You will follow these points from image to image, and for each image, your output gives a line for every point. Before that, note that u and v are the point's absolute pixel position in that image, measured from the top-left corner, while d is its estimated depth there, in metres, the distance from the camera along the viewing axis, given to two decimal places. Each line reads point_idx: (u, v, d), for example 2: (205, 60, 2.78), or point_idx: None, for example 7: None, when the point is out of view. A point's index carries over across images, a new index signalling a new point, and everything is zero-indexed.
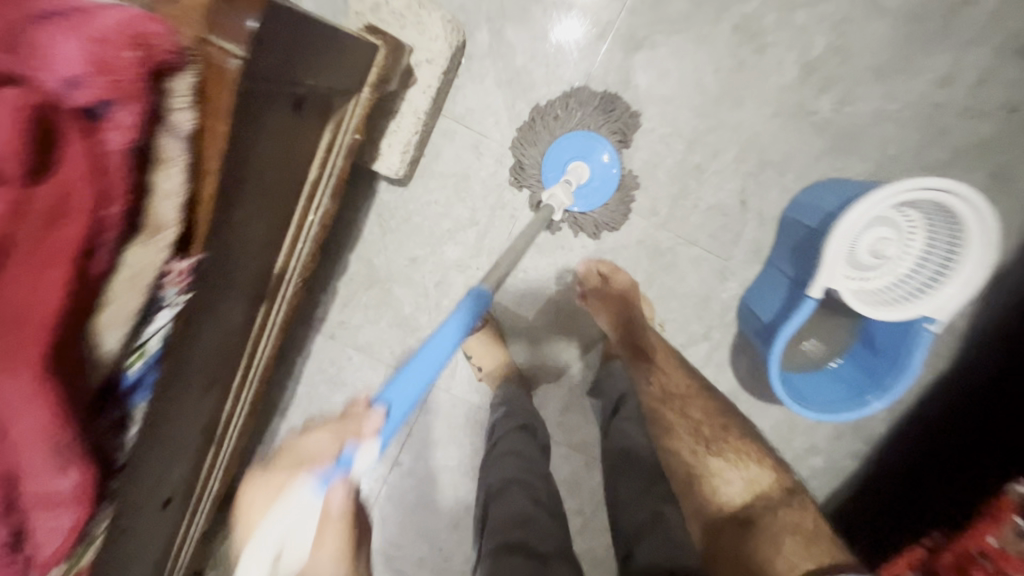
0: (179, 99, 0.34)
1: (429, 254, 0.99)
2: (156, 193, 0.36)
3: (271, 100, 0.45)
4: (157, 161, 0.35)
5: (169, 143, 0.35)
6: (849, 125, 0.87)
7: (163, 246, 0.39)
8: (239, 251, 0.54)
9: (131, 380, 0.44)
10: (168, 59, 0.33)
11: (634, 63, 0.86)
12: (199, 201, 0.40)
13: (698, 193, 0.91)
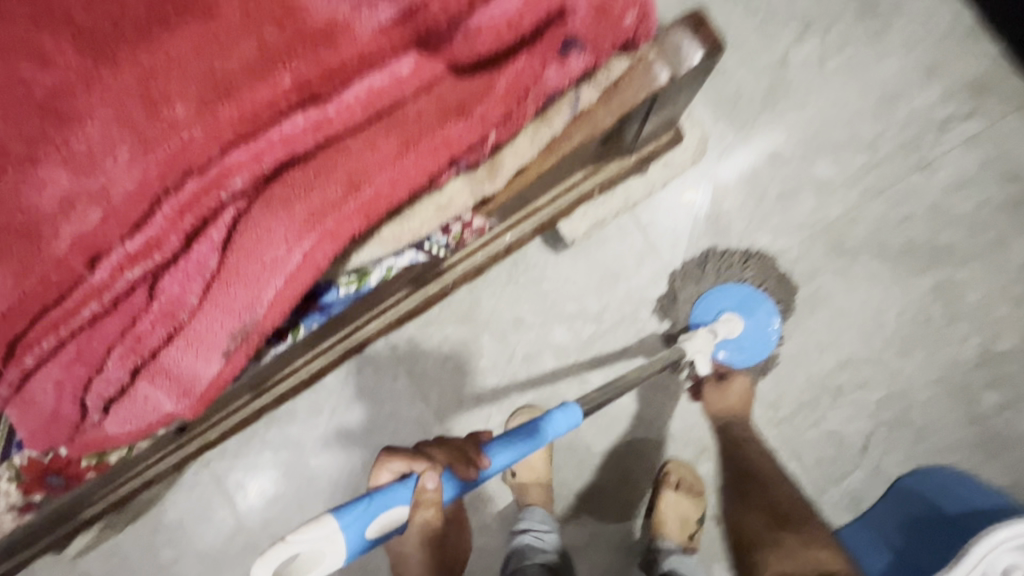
0: (604, 77, 0.34)
1: (537, 323, 0.93)
2: (511, 147, 0.35)
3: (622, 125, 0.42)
4: (540, 117, 0.35)
5: (563, 106, 0.35)
6: (1002, 432, 0.81)
7: (473, 197, 0.35)
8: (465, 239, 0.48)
9: (329, 299, 0.38)
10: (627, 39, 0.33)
11: (828, 264, 0.84)
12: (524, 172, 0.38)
13: (826, 412, 0.84)
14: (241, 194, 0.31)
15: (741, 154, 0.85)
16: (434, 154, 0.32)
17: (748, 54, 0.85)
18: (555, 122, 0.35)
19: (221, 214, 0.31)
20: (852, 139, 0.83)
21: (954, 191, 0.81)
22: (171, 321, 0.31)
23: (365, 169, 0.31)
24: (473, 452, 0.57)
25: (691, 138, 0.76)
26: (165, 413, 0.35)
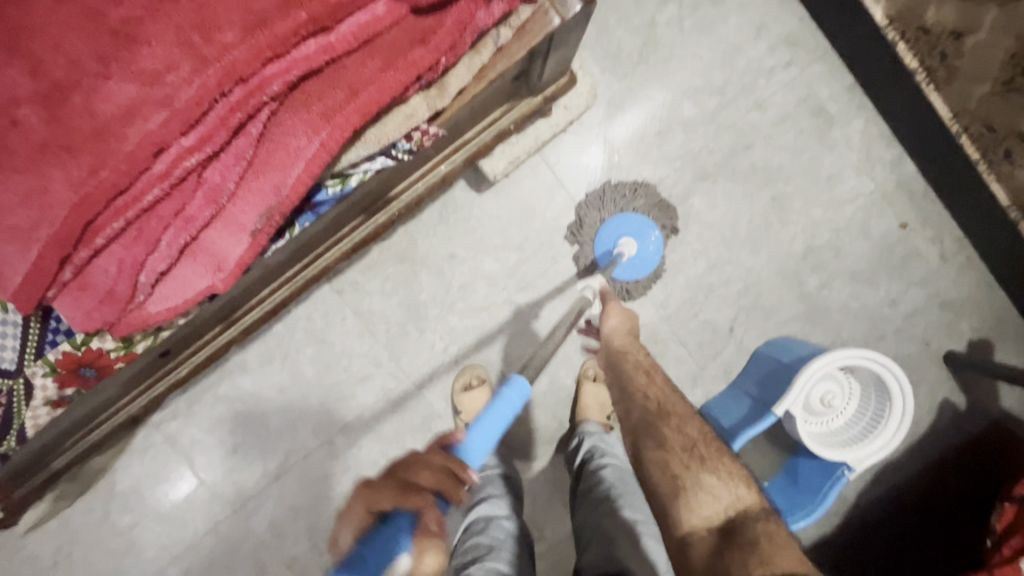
0: (515, 21, 0.47)
1: (468, 257, 1.06)
2: (452, 71, 0.47)
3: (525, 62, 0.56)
4: (472, 50, 0.47)
5: (487, 43, 0.48)
6: (822, 304, 1.08)
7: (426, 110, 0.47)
8: (414, 160, 0.61)
9: (322, 197, 0.49)
10: None
11: (695, 188, 1.05)
12: (462, 94, 0.51)
13: (701, 305, 1.08)
14: (274, 98, 0.40)
15: (624, 100, 1.03)
16: (400, 72, 0.42)
17: (625, 16, 1.02)
18: (482, 53, 0.48)
19: (259, 114, 0.40)
20: (707, 86, 1.04)
21: (781, 124, 1.05)
22: (217, 202, 0.41)
23: (352, 86, 0.42)
24: (458, 471, 0.49)
25: (583, 86, 0.93)
26: (197, 288, 0.45)
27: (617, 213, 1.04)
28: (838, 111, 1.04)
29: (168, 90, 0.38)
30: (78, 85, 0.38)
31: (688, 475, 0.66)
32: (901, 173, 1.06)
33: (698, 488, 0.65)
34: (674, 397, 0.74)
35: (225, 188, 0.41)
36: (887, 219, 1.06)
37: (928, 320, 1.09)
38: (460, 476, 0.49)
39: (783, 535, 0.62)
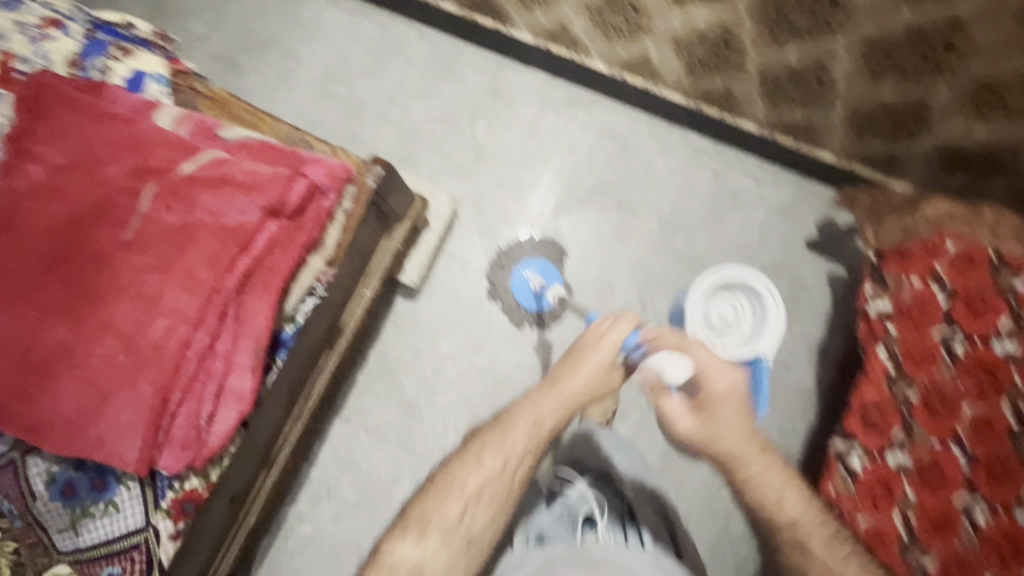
0: (347, 196, 0.81)
1: (429, 348, 1.36)
2: (326, 236, 0.80)
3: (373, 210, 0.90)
4: (331, 221, 0.80)
5: (338, 213, 0.80)
6: (695, 254, 1.38)
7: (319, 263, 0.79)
8: (339, 295, 0.93)
9: (284, 336, 0.79)
10: (347, 174, 0.79)
11: (561, 222, 1.39)
12: (340, 244, 0.82)
13: (611, 298, 1.36)
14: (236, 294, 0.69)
15: (482, 191, 1.40)
16: (294, 250, 0.73)
17: (454, 139, 1.41)
18: (338, 219, 0.80)
19: (230, 305, 0.69)
20: (531, 154, 1.41)
21: (595, 153, 1.41)
22: (227, 363, 0.70)
23: (273, 269, 0.71)
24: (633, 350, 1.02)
25: (441, 201, 1.29)
26: (231, 421, 0.71)
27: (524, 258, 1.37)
28: (627, 126, 1.40)
29: (182, 314, 0.67)
30: (133, 333, 0.67)
31: (676, 416, 0.95)
32: (693, 142, 1.40)
33: (704, 420, 0.92)
34: (722, 435, 0.91)
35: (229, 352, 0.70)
36: (702, 175, 1.39)
37: (774, 226, 1.38)
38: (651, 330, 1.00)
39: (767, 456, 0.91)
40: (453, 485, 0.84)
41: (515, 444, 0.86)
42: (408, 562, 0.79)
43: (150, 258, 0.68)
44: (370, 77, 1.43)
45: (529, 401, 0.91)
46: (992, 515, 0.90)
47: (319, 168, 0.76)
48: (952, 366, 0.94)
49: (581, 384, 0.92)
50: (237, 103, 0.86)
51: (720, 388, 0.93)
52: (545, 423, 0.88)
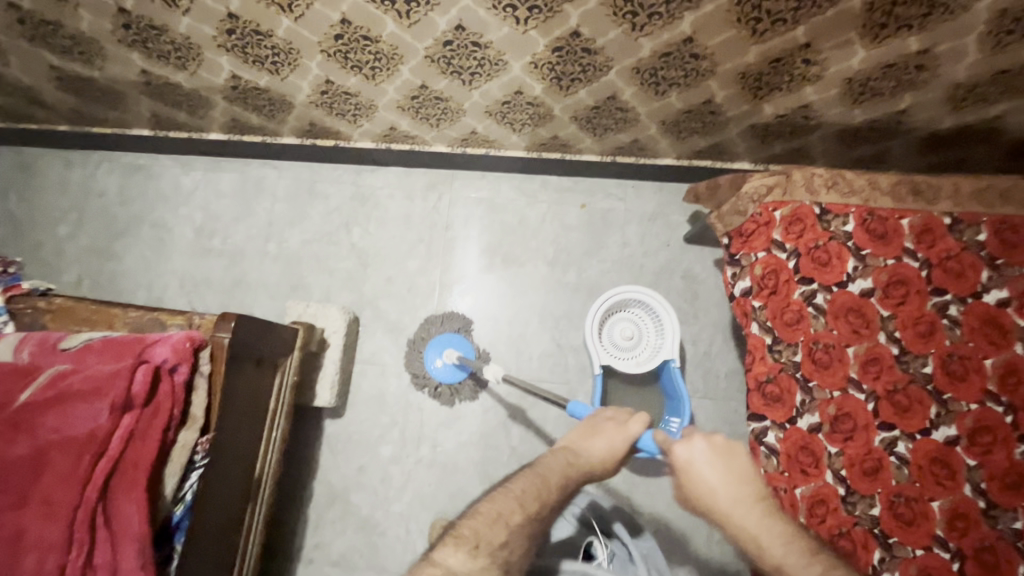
0: (204, 362, 0.82)
1: (371, 458, 1.34)
2: (193, 406, 0.80)
3: (241, 360, 0.91)
4: (194, 389, 0.81)
5: (200, 379, 0.81)
6: (591, 283, 1.44)
7: (192, 435, 0.79)
8: (235, 450, 0.93)
9: (176, 518, 0.78)
10: (197, 342, 0.80)
11: (458, 295, 1.43)
12: (212, 407, 0.82)
13: (528, 349, 1.40)
14: (102, 500, 0.69)
15: (376, 291, 1.43)
16: (154, 435, 0.73)
17: (335, 252, 1.46)
18: (201, 385, 0.81)
19: (98, 513, 0.68)
20: (411, 242, 1.46)
21: (469, 222, 1.47)
22: (112, 570, 0.68)
23: (136, 460, 0.71)
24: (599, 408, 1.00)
25: (334, 314, 1.28)
26: None
27: (438, 333, 1.38)
28: (490, 189, 1.49)
29: (46, 543, 0.65)
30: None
31: (689, 465, 0.85)
32: (554, 184, 1.49)
33: (700, 448, 0.85)
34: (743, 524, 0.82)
35: (112, 558, 0.68)
36: (572, 210, 1.47)
37: (651, 233, 1.46)
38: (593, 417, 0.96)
39: (755, 491, 0.85)
40: (470, 542, 0.78)
41: (525, 505, 0.83)
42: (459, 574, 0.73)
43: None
44: (241, 222, 1.48)
45: (536, 472, 0.89)
46: (910, 441, 0.96)
47: (165, 346, 0.78)
48: (822, 318, 0.99)
49: (595, 455, 0.90)
50: (81, 306, 0.88)
51: (703, 452, 0.85)
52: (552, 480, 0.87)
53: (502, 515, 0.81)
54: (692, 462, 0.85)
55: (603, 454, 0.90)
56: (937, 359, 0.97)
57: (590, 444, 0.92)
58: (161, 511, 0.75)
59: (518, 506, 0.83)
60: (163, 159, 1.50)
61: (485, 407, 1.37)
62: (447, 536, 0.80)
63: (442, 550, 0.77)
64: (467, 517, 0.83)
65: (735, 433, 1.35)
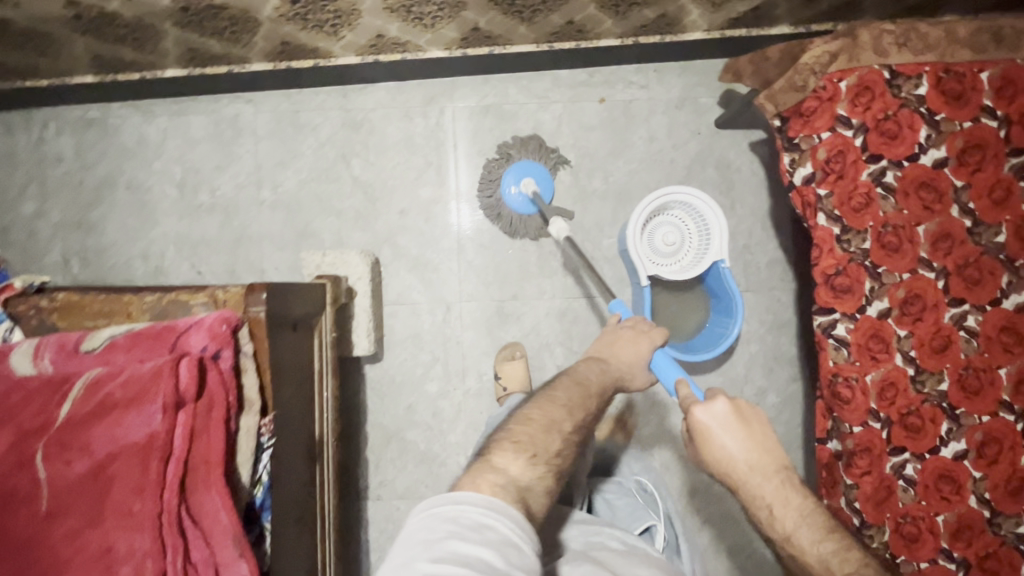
0: (246, 341, 0.75)
1: (418, 396, 1.33)
2: (246, 390, 0.75)
3: (279, 329, 0.84)
4: (242, 372, 0.74)
5: (246, 360, 0.75)
6: (619, 187, 1.33)
7: (254, 420, 0.74)
8: (294, 419, 0.90)
9: (258, 500, 0.76)
10: (234, 321, 0.73)
11: (478, 218, 1.33)
12: (266, 387, 0.77)
13: (561, 266, 1.33)
14: (184, 501, 0.65)
15: (390, 226, 1.33)
16: (217, 427, 0.68)
17: (336, 190, 1.32)
18: (249, 366, 0.75)
19: (184, 514, 0.65)
20: (418, 167, 1.33)
21: (478, 136, 1.33)
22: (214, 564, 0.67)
23: (206, 456, 0.67)
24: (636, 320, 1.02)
25: (355, 259, 1.20)
26: None
27: (512, 164, 1.30)
28: (495, 95, 1.32)
29: (142, 551, 0.63)
30: None
31: (709, 429, 0.82)
32: (565, 80, 1.32)
33: (717, 418, 0.82)
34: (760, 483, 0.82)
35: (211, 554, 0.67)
36: (590, 107, 1.32)
37: (679, 122, 1.33)
38: (641, 330, 0.99)
39: (788, 480, 0.82)
40: (529, 450, 0.80)
41: (574, 412, 0.87)
42: (517, 480, 0.75)
43: (80, 520, 0.62)
44: (225, 170, 1.32)
45: (572, 382, 0.93)
46: (981, 315, 0.93)
47: (202, 333, 0.70)
48: (891, 198, 0.92)
49: (622, 361, 0.97)
50: (89, 299, 0.79)
51: (721, 417, 0.82)
52: (592, 400, 0.91)
53: (552, 424, 0.85)
54: (707, 427, 0.83)
55: (624, 358, 0.97)
56: (1012, 225, 0.91)
57: (611, 346, 1.00)
58: (242, 498, 0.73)
59: (565, 412, 0.87)
60: (118, 109, 1.31)
61: (524, 332, 1.33)
62: (504, 442, 0.81)
63: (500, 454, 0.79)
64: (515, 425, 0.85)
65: (778, 322, 1.34)
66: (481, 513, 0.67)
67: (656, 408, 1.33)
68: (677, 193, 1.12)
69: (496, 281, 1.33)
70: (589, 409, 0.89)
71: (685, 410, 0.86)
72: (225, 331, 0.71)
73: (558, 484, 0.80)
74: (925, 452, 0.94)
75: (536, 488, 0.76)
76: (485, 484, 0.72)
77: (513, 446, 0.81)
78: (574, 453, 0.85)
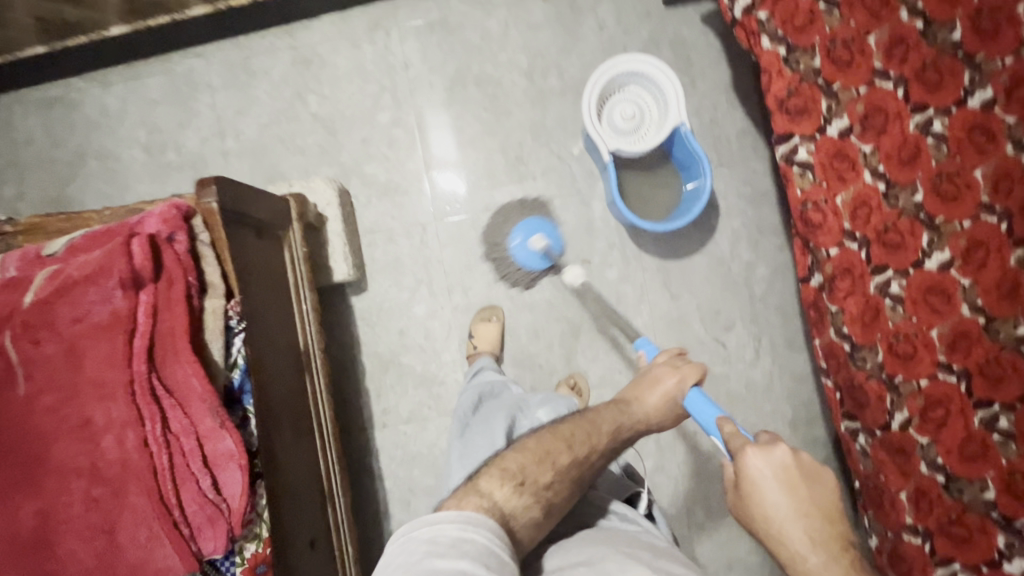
0: (200, 229, 0.76)
1: (407, 321, 1.34)
2: (209, 276, 0.76)
3: (238, 227, 0.85)
4: (202, 259, 0.76)
5: (204, 248, 0.76)
6: (576, 82, 1.32)
7: (219, 303, 0.75)
8: (271, 322, 0.91)
9: (237, 384, 0.77)
10: (184, 208, 0.74)
11: (441, 136, 1.33)
12: (229, 274, 0.78)
13: (530, 171, 1.33)
14: (154, 372, 0.67)
15: (356, 157, 1.33)
16: (177, 303, 0.69)
17: (297, 128, 1.33)
18: (209, 253, 0.76)
19: (155, 384, 0.67)
20: (373, 94, 1.33)
21: (428, 54, 1.32)
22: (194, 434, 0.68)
23: (170, 329, 0.68)
24: (677, 361, 0.97)
25: (321, 186, 1.20)
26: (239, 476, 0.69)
27: (521, 220, 1.30)
28: (439, 10, 1.32)
29: (120, 419, 0.65)
30: (94, 461, 0.65)
31: (761, 482, 0.68)
32: None
33: (773, 466, 0.68)
34: (799, 537, 0.66)
35: (189, 423, 0.67)
36: (534, 7, 1.31)
37: (626, 7, 1.31)
38: (688, 371, 0.92)
39: (824, 528, 0.66)
40: (516, 477, 0.76)
41: (572, 446, 0.82)
42: (501, 508, 0.72)
43: (60, 395, 0.65)
44: (188, 126, 1.34)
45: (582, 419, 0.88)
46: (947, 117, 0.89)
47: (152, 219, 0.71)
48: (835, 11, 0.92)
49: (652, 406, 0.92)
50: (50, 219, 0.81)
51: (781, 468, 0.68)
52: (601, 437, 0.85)
53: (545, 454, 0.80)
54: (759, 476, 0.69)
55: (652, 401, 0.92)
56: (966, 19, 0.87)
57: (649, 385, 0.93)
58: (219, 377, 0.74)
59: (561, 443, 0.82)
60: (78, 83, 1.34)
61: (504, 243, 1.33)
62: (492, 467, 0.78)
63: (488, 480, 0.75)
64: (514, 451, 0.82)
65: (758, 193, 1.32)
66: (459, 528, 0.64)
67: (646, 298, 1.32)
68: (636, 62, 1.11)
69: (467, 196, 1.33)
70: (585, 443, 0.83)
71: (733, 452, 0.73)
72: (174, 215, 0.72)
73: (544, 514, 0.76)
74: (908, 266, 0.92)
75: (521, 515, 0.73)
76: (468, 505, 0.70)
77: (502, 475, 0.76)
78: (569, 486, 0.80)
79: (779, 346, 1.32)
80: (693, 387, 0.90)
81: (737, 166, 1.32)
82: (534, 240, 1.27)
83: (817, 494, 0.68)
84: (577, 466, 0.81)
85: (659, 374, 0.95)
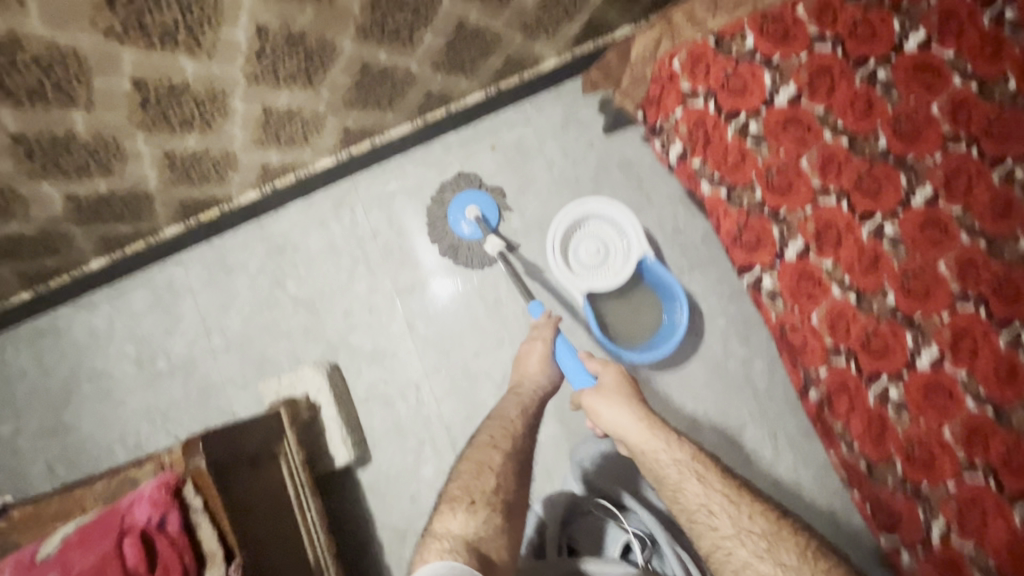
0: (192, 495, 0.76)
1: (417, 484, 1.31)
2: (206, 543, 0.75)
3: (232, 470, 0.85)
4: (196, 527, 0.75)
5: (197, 515, 0.76)
6: (538, 218, 1.37)
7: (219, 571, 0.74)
8: (277, 554, 0.89)
9: None
10: (174, 479, 0.74)
11: (418, 293, 1.36)
12: (226, 533, 0.77)
13: (511, 310, 1.35)
14: None
15: (339, 329, 1.35)
16: None
17: (279, 313, 1.36)
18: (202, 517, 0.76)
19: None
20: (347, 267, 1.37)
21: (393, 219, 1.38)
22: None
23: None
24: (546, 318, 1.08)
25: (309, 372, 1.22)
26: None
27: (455, 197, 1.35)
28: (397, 178, 1.39)
29: None
30: None
31: (594, 405, 0.92)
32: (454, 141, 1.39)
33: (600, 394, 0.92)
34: (634, 437, 0.88)
35: None
36: (484, 158, 1.38)
37: (570, 141, 1.38)
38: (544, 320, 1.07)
39: (656, 420, 0.88)
40: (465, 499, 0.87)
41: (497, 445, 0.94)
42: (462, 536, 0.82)
43: None
44: (175, 332, 1.37)
45: (493, 419, 1.01)
46: (896, 219, 0.93)
47: (142, 503, 0.72)
48: (764, 145, 0.94)
49: (534, 371, 1.07)
50: (43, 506, 0.81)
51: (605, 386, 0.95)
52: (511, 424, 0.98)
53: (486, 464, 0.92)
54: (595, 406, 0.92)
55: (530, 368, 1.07)
56: (886, 127, 0.94)
57: (538, 358, 1.06)
58: None
59: (493, 449, 0.94)
60: (64, 312, 1.38)
61: (498, 385, 1.32)
62: (443, 505, 0.88)
63: (441, 519, 0.85)
64: (454, 480, 0.92)
65: (736, 289, 1.33)
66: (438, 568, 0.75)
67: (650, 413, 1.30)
68: (591, 204, 1.17)
69: (454, 346, 1.34)
70: (517, 436, 0.97)
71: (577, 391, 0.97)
72: (163, 493, 0.72)
73: (503, 517, 0.87)
74: (901, 368, 0.91)
75: (483, 532, 0.83)
76: (433, 553, 0.80)
77: (455, 502, 0.87)
78: (512, 475, 0.91)
79: (795, 436, 1.29)
80: (556, 335, 1.04)
81: (709, 267, 1.34)
82: (467, 211, 1.33)
83: (651, 414, 0.89)
84: (513, 458, 0.94)
85: (534, 347, 1.06)
